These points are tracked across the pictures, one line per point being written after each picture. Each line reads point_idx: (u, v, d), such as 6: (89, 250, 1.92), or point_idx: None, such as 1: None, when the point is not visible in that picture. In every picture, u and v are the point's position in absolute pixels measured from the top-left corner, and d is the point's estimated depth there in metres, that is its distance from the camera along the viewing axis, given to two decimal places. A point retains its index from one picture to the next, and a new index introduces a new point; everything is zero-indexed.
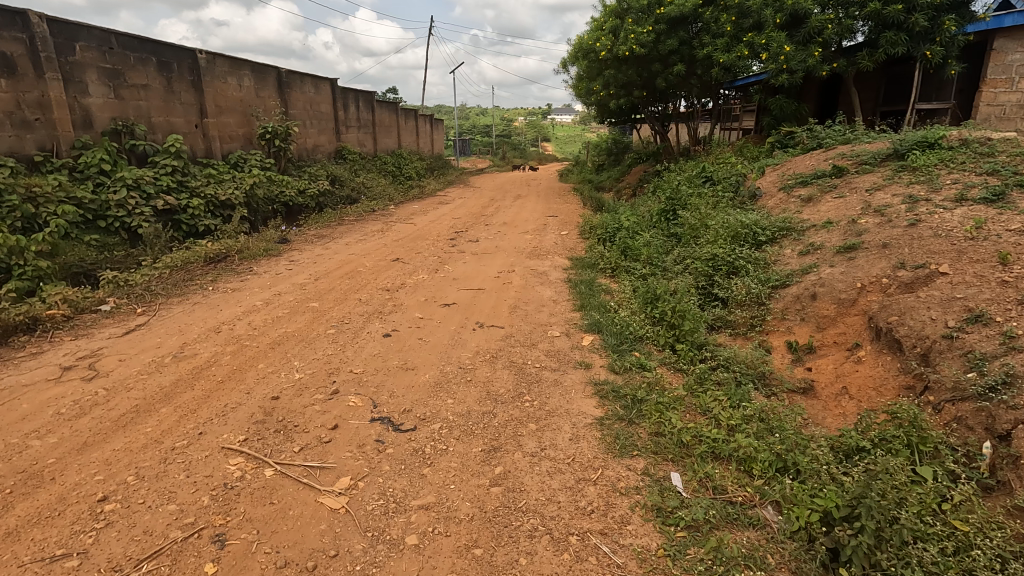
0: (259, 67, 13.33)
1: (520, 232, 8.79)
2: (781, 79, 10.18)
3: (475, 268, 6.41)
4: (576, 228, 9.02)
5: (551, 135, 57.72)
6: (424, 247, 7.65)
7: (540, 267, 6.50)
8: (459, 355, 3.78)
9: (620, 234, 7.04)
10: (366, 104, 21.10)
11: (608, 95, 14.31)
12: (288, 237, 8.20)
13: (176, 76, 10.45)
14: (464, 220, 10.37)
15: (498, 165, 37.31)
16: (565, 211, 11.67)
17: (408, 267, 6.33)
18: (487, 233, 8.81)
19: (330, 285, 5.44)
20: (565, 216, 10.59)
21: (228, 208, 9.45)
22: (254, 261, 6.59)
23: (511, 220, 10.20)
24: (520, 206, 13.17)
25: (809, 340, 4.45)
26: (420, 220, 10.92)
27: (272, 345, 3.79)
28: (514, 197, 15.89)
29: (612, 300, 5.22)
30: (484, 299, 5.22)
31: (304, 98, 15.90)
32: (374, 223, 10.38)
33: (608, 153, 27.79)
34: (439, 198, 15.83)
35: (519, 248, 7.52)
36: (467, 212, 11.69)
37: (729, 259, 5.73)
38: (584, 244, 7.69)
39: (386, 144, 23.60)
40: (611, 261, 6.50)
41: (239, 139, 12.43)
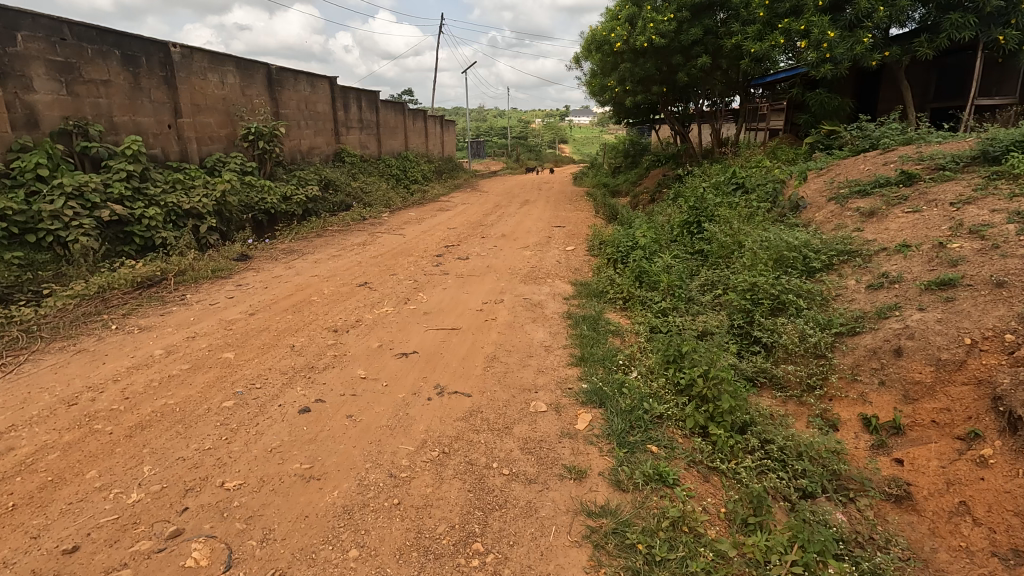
0: (245, 63, 12.36)
1: (519, 248, 7.61)
2: (822, 70, 8.85)
3: (455, 296, 5.26)
4: (583, 243, 7.82)
5: (567, 137, 56.41)
6: (402, 267, 6.51)
7: (536, 296, 5.33)
8: (395, 449, 2.63)
9: (635, 254, 5.82)
10: (369, 104, 20.09)
11: (624, 92, 13.07)
12: (250, 254, 7.14)
13: (144, 71, 9.51)
14: (459, 232, 9.23)
15: (512, 167, 36.18)
16: (573, 221, 10.47)
17: (373, 296, 5.20)
18: (480, 248, 7.66)
19: (264, 323, 4.33)
20: (572, 228, 9.38)
21: (193, 217, 8.44)
22: (193, 286, 5.52)
23: (512, 232, 9.03)
24: (525, 214, 12.00)
25: (894, 417, 3.21)
26: (411, 231, 9.81)
27: (130, 432, 2.66)
28: (521, 203, 14.71)
29: (622, 348, 4.02)
30: (455, 344, 4.06)
31: (298, 97, 14.92)
32: (360, 234, 9.32)
33: (625, 155, 26.46)
34: (441, 204, 14.73)
35: (513, 270, 6.35)
36: (465, 221, 10.56)
37: (774, 292, 4.49)
38: (591, 264, 6.49)
39: (391, 147, 22.59)
40: (623, 288, 5.29)
41: (221, 141, 11.47)
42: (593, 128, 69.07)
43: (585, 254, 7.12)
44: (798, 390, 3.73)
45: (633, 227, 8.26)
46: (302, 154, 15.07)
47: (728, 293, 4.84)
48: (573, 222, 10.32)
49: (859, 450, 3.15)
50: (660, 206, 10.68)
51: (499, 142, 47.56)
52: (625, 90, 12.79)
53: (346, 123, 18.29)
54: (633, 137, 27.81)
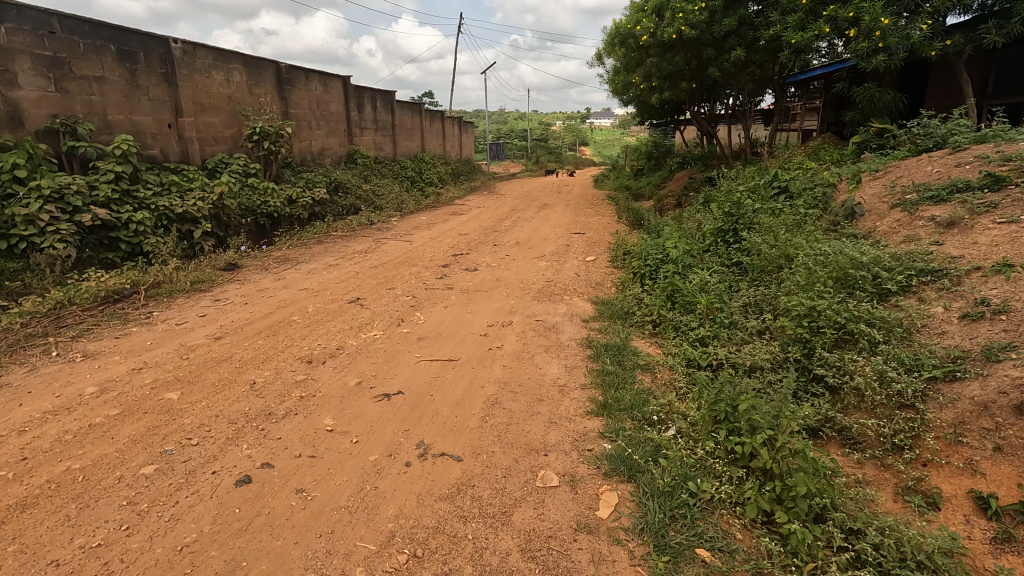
0: (252, 60, 11.89)
1: (534, 259, 6.89)
2: (874, 62, 7.97)
3: (457, 317, 4.56)
4: (604, 253, 7.07)
5: (588, 139, 55.54)
6: (402, 281, 5.85)
7: (550, 317, 4.61)
8: (349, 551, 1.94)
9: (665, 267, 5.06)
10: (384, 105, 19.60)
11: (650, 89, 12.27)
12: (240, 263, 6.57)
13: (143, 67, 9.06)
14: (470, 239, 8.56)
15: (532, 170, 35.51)
16: (594, 227, 9.69)
17: (362, 316, 4.54)
18: (492, 258, 6.96)
19: (229, 351, 3.69)
20: (593, 235, 8.62)
21: (187, 222, 7.92)
22: (165, 300, 4.92)
23: (527, 239, 8.31)
24: (542, 218, 11.27)
25: (1021, 499, 2.43)
26: (420, 237, 9.18)
27: (3, 517, 2.02)
28: (539, 207, 14.00)
29: (654, 390, 3.29)
30: (450, 380, 3.37)
31: (309, 97, 14.46)
32: (364, 240, 8.70)
33: (648, 157, 25.57)
34: (455, 208, 14.09)
35: (526, 284, 5.64)
36: (478, 227, 9.90)
37: (838, 320, 3.72)
38: (614, 278, 5.74)
39: (407, 149, 22.08)
40: (651, 309, 4.55)
41: (226, 141, 11.00)
42: (615, 130, 68.11)
43: (608, 266, 6.37)
44: (879, 451, 2.95)
45: (661, 236, 7.48)
46: (313, 155, 14.58)
47: (779, 318, 4.08)
48: (594, 228, 9.55)
49: (975, 544, 2.37)
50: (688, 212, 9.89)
51: (518, 144, 46.91)
52: (651, 87, 11.99)
53: (361, 123, 17.81)
54: (656, 139, 26.89)
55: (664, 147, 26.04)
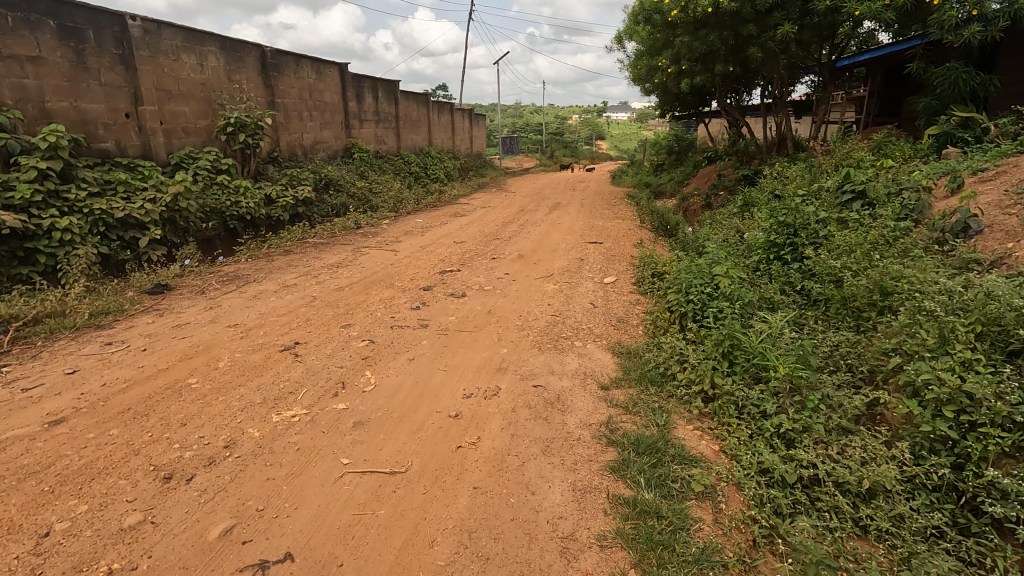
0: (230, 43, 10.65)
1: (538, 279, 5.53)
2: (963, 37, 6.47)
3: (422, 380, 3.22)
4: (627, 273, 5.69)
5: (604, 133, 53.85)
6: (366, 312, 4.53)
7: (554, 380, 3.27)
8: None
9: (714, 303, 3.66)
10: (387, 95, 18.33)
11: (677, 75, 10.80)
12: (176, 283, 5.34)
13: (93, 47, 7.86)
14: (466, 249, 7.24)
15: (546, 164, 34.07)
16: (613, 234, 8.29)
17: (288, 377, 3.22)
18: (487, 277, 5.63)
19: (54, 453, 2.40)
20: (612, 245, 7.23)
21: (130, 229, 6.73)
22: (38, 345, 3.68)
23: (533, 250, 6.94)
24: (553, 222, 9.90)
25: None
26: (408, 244, 7.91)
27: None
28: (550, 207, 12.61)
29: (723, 561, 1.92)
30: (382, 524, 2.04)
31: (300, 85, 13.22)
32: (342, 249, 7.42)
33: (669, 152, 23.99)
34: (457, 207, 12.78)
35: (525, 319, 4.29)
36: (477, 233, 8.57)
37: (1009, 416, 2.35)
38: (642, 314, 4.37)
39: (412, 142, 20.77)
40: (699, 370, 3.16)
41: (199, 134, 9.79)
42: (632, 124, 66.22)
43: (632, 292, 4.99)
44: None
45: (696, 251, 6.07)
46: (304, 149, 13.35)
47: (899, 400, 2.69)
48: (613, 235, 8.18)
49: None
50: (722, 220, 8.51)
51: (532, 138, 45.44)
52: (679, 72, 10.50)
53: (360, 115, 16.58)
54: (678, 132, 25.29)
55: (686, 141, 24.45)
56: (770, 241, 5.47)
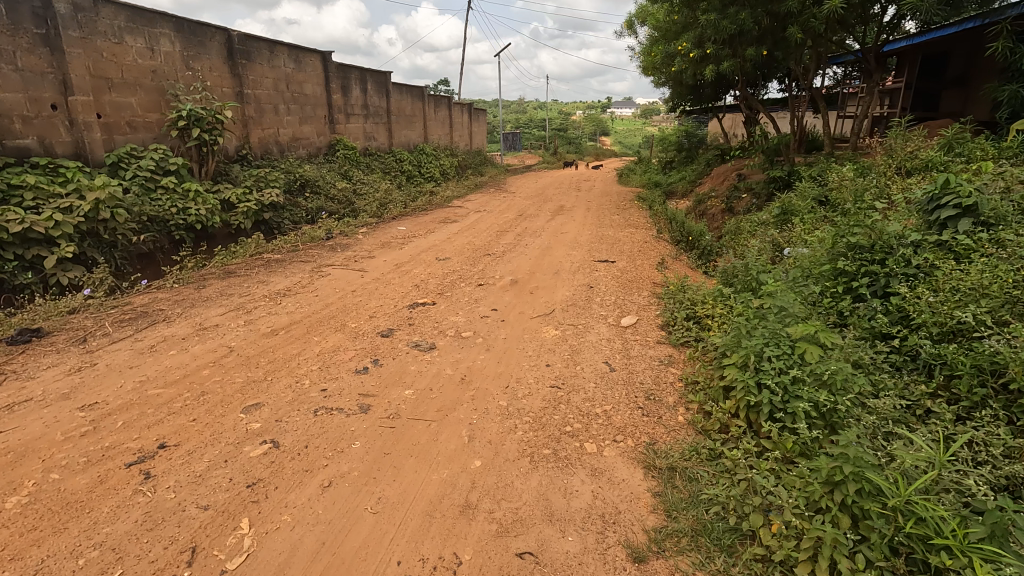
0: (189, 25, 9.35)
1: (534, 319, 4.22)
2: None
3: (332, 541, 1.93)
4: (651, 310, 4.36)
5: (609, 129, 52.48)
6: (291, 379, 3.23)
7: (553, 538, 1.98)
8: None
9: (801, 388, 2.36)
10: (377, 87, 17.02)
11: (697, 62, 9.46)
12: (57, 323, 4.07)
13: (4, 25, 6.56)
14: (448, 270, 5.94)
15: (549, 161, 32.76)
16: (626, 248, 6.96)
17: (100, 538, 1.90)
18: (468, 315, 4.32)
19: None
20: (627, 265, 5.91)
21: (33, 246, 5.46)
22: None
23: (529, 272, 5.64)
24: (555, 230, 8.60)
25: None
26: (382, 261, 6.65)
27: None
28: (552, 211, 11.30)
29: None
30: None
31: (274, 75, 11.92)
32: (299, 268, 6.12)
33: (678, 149, 22.60)
34: (448, 211, 11.47)
35: (513, 395, 2.98)
36: (466, 246, 7.28)
37: None
38: (681, 387, 3.07)
39: (405, 138, 19.48)
40: (802, 528, 1.85)
41: (148, 129, 8.49)
42: (637, 120, 64.80)
43: (662, 345, 3.68)
44: None
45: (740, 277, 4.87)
46: (279, 146, 12.10)
47: None
48: (627, 249, 6.85)
49: None
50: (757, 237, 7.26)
51: (535, 134, 44.10)
52: (701, 58, 9.15)
53: (347, 109, 15.31)
54: (688, 128, 23.96)
55: (696, 137, 23.06)
56: (840, 271, 4.35)
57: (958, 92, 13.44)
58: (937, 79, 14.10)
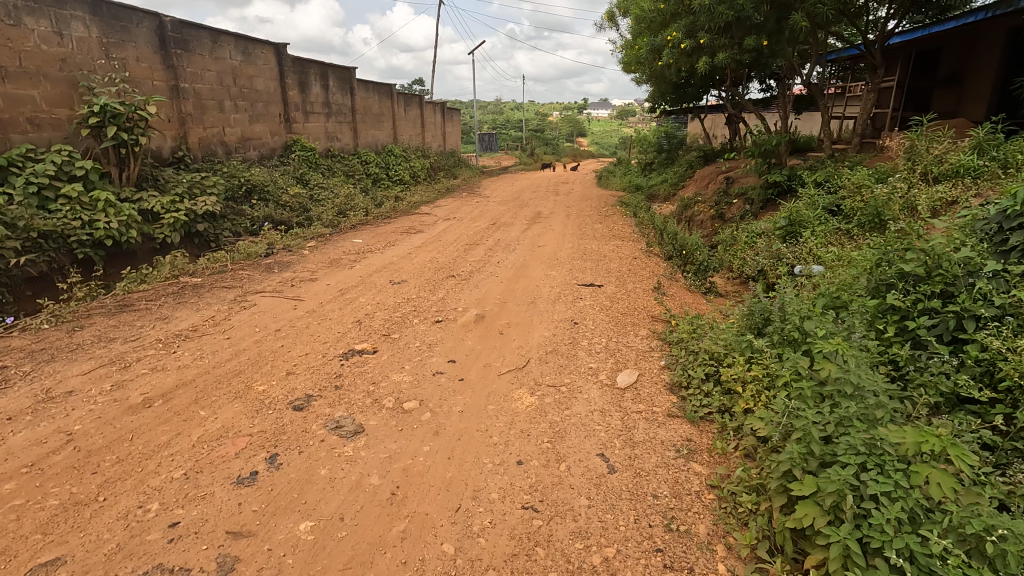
0: (108, 8, 8.11)
1: (503, 377, 3.21)
2: None
3: None
4: (655, 362, 3.38)
5: (587, 130, 51.88)
6: (134, 500, 2.14)
7: None
8: None
9: (944, 569, 1.44)
10: (339, 84, 15.82)
11: (687, 55, 8.56)
12: None
13: None
14: (400, 299, 4.89)
15: (526, 162, 31.86)
16: (614, 266, 5.99)
17: None
18: (415, 372, 3.28)
19: None
20: (616, 291, 4.94)
21: None
22: None
23: (498, 303, 4.63)
24: (531, 243, 7.60)
25: None
26: (325, 284, 5.59)
27: None
28: (529, 219, 10.33)
29: None
30: None
31: (216, 68, 10.70)
32: (218, 298, 5.00)
33: (658, 150, 21.84)
34: (412, 219, 10.41)
35: (466, 530, 1.98)
36: (427, 265, 6.25)
37: None
38: (714, 506, 2.10)
39: (372, 139, 18.28)
40: None
41: (56, 127, 7.24)
42: (614, 120, 64.42)
43: (678, 424, 2.70)
44: None
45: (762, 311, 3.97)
46: (225, 147, 10.89)
47: None
48: (615, 268, 5.89)
49: None
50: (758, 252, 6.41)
51: (511, 135, 43.13)
52: (691, 50, 8.26)
53: (306, 106, 14.13)
54: (667, 128, 23.30)
55: (676, 138, 22.37)
56: (888, 305, 3.47)
57: (949, 92, 12.78)
58: (927, 79, 13.56)
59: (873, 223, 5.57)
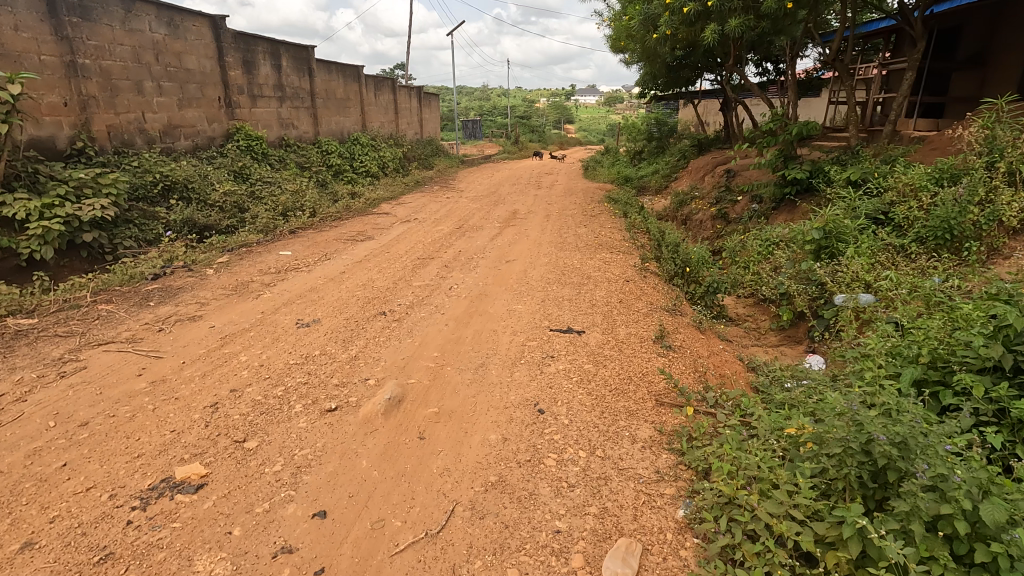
0: None
1: (396, 564, 1.79)
2: None
3: None
4: (667, 516, 1.99)
5: (574, 116, 50.31)
6: None
7: None
8: None
9: None
10: (294, 64, 14.13)
11: (688, 24, 7.12)
12: None
13: None
14: (296, 359, 3.42)
15: (509, 150, 30.34)
16: (600, 296, 4.57)
17: None
18: (241, 549, 1.85)
19: None
20: (601, 343, 3.51)
21: None
22: None
23: (430, 370, 3.18)
24: (498, 257, 6.17)
25: None
26: (210, 325, 4.15)
27: None
28: (502, 220, 8.91)
29: None
30: None
31: (131, 42, 9.05)
32: (37, 354, 3.53)
33: (649, 138, 20.37)
34: (366, 221, 8.92)
35: None
36: (358, 294, 4.78)
37: None
38: None
39: (336, 126, 16.60)
40: None
41: None
42: (602, 106, 62.82)
43: None
44: None
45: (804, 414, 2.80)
46: (145, 136, 9.31)
47: None
48: (602, 300, 4.46)
49: None
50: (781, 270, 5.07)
51: (495, 122, 41.40)
52: (694, 17, 6.79)
53: (254, 89, 12.50)
54: (658, 115, 21.88)
55: (667, 125, 20.92)
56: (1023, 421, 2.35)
57: (970, 75, 11.40)
58: (946, 59, 12.21)
59: (945, 241, 4.29)
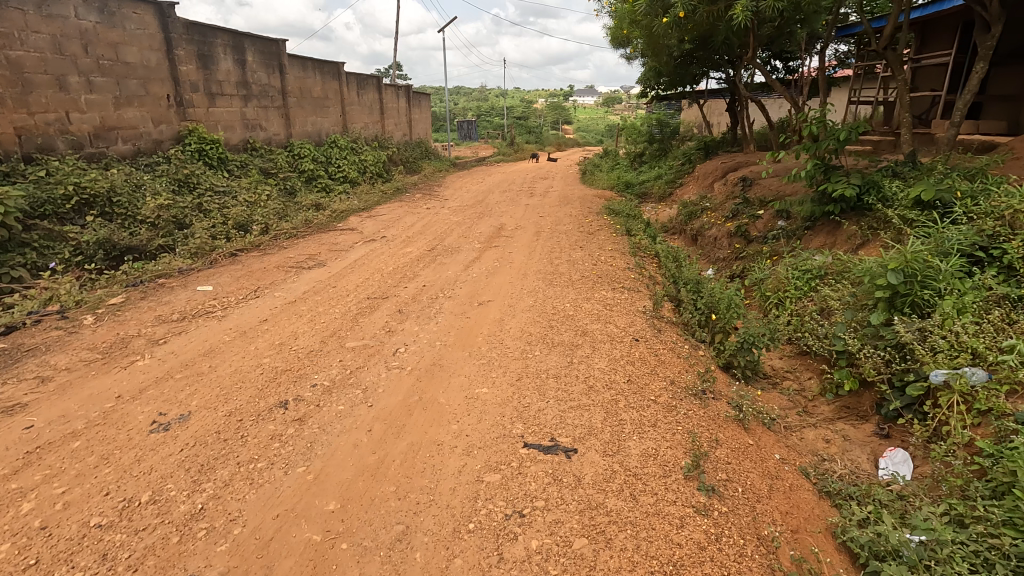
0: None
1: None
2: None
3: None
4: None
5: (573, 116, 49.02)
6: None
7: None
8: None
9: None
10: (261, 59, 12.80)
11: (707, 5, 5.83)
12: None
13: None
14: (107, 512, 2.11)
15: (505, 152, 29.09)
16: (599, 371, 3.25)
17: None
18: None
19: None
20: (600, 483, 2.21)
21: None
22: None
23: (310, 552, 1.91)
24: (472, 295, 4.88)
25: None
26: (32, 421, 2.84)
27: None
28: (486, 238, 7.63)
29: None
30: None
31: (50, 30, 7.75)
32: None
33: (650, 140, 19.07)
34: (325, 240, 7.63)
35: None
36: (266, 363, 3.46)
37: None
38: None
39: (312, 128, 15.29)
40: None
41: None
42: (600, 107, 61.66)
43: None
44: None
45: None
46: (69, 140, 8.01)
47: None
48: (603, 379, 3.15)
49: None
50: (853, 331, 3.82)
51: (491, 122, 40.13)
52: None
53: (212, 86, 11.18)
54: (661, 115, 20.61)
55: (670, 127, 19.65)
56: None
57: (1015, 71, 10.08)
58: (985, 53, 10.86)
59: None
